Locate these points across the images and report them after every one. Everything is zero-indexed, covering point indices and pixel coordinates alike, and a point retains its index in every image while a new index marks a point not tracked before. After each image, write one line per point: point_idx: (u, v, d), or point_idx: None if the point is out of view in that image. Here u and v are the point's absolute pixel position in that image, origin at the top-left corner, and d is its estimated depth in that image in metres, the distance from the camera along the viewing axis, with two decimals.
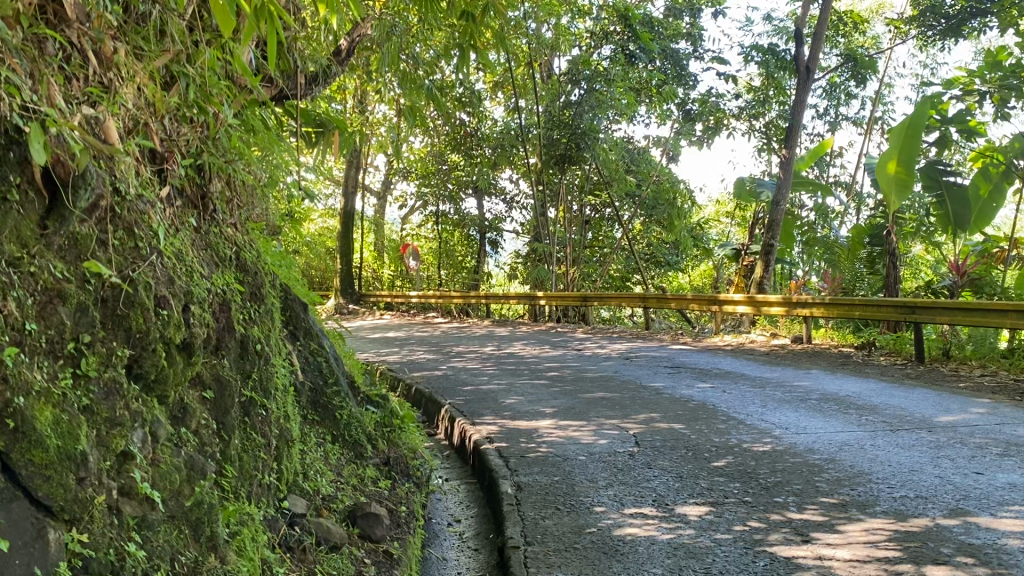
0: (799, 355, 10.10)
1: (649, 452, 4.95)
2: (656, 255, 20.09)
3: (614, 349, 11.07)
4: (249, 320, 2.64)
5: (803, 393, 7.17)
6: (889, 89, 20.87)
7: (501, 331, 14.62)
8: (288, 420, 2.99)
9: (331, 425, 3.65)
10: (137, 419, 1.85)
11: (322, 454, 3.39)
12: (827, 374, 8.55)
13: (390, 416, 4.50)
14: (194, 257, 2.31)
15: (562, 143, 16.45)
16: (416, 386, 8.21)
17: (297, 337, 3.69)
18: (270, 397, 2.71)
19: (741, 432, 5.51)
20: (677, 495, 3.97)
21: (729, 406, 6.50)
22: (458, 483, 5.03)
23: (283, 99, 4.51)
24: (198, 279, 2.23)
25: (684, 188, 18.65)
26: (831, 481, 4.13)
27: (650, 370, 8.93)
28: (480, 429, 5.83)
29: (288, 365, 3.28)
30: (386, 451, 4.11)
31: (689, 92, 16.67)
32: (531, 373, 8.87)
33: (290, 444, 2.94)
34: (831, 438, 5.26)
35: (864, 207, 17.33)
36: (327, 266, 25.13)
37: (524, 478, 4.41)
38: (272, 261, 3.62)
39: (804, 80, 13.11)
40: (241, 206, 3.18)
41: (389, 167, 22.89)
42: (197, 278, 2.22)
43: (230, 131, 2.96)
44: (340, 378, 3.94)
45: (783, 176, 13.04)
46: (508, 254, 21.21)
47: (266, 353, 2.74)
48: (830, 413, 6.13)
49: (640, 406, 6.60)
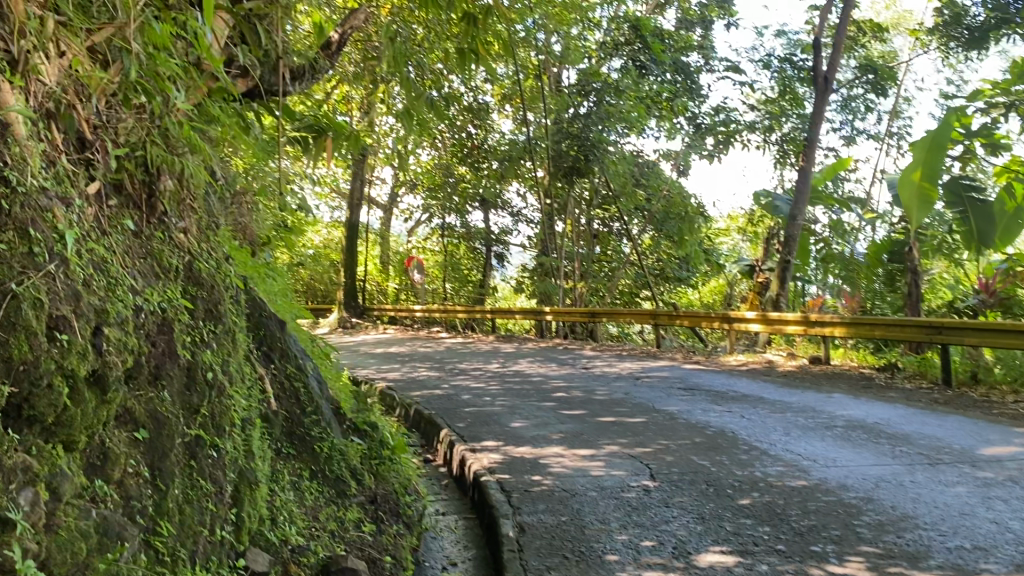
0: (818, 378, 9.62)
1: (665, 488, 4.49)
2: (666, 270, 19.66)
3: (624, 368, 10.61)
4: (202, 344, 2.22)
5: (827, 419, 6.71)
6: (908, 104, 20.45)
7: (507, 348, 14.15)
8: (252, 458, 2.58)
9: (309, 459, 3.24)
10: (20, 475, 1.41)
11: (295, 496, 2.97)
12: (851, 398, 8.08)
13: (378, 446, 4.06)
14: (123, 266, 1.89)
15: (570, 154, 15.99)
16: (415, 408, 7.77)
17: (272, 358, 3.26)
18: (228, 435, 2.30)
19: (765, 464, 5.06)
20: (700, 542, 3.51)
21: (750, 434, 6.05)
22: (455, 520, 4.59)
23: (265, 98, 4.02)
24: (121, 292, 1.81)
25: (695, 203, 18.25)
26: (872, 527, 3.66)
27: (662, 391, 8.49)
28: (481, 458, 5.39)
29: (257, 394, 2.87)
30: (374, 488, 3.66)
31: (701, 106, 16.30)
32: (537, 394, 8.43)
33: (253, 489, 2.53)
34: (865, 473, 4.80)
35: (881, 224, 16.87)
36: (331, 279, 24.74)
37: (527, 517, 3.96)
38: (243, 275, 3.19)
39: (821, 93, 12.68)
40: (203, 209, 2.74)
41: (394, 179, 22.54)
42: (120, 293, 1.81)
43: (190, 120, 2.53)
44: (321, 407, 3.51)
45: (800, 189, 12.62)
46: (515, 267, 20.76)
47: (223, 382, 2.32)
48: (860, 443, 5.67)
49: (654, 433, 6.15)
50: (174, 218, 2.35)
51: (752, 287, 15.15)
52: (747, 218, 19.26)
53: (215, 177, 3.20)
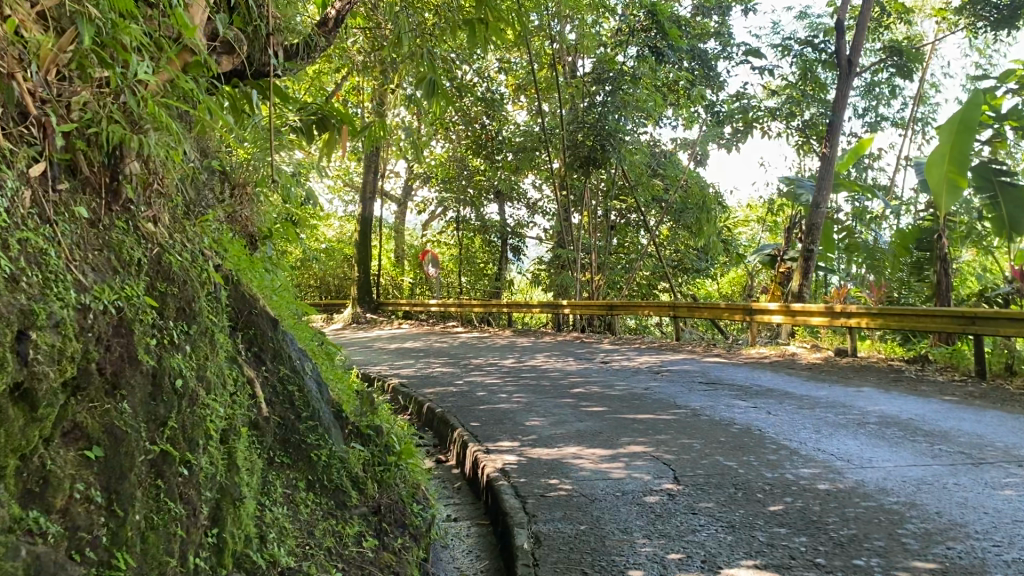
0: (846, 370, 9.28)
1: (690, 492, 4.21)
2: (685, 262, 19.27)
3: (642, 362, 10.31)
4: (172, 347, 1.96)
5: (859, 415, 6.39)
6: (933, 89, 19.94)
7: (523, 342, 13.86)
8: (236, 472, 2.33)
9: (305, 468, 2.99)
10: None
11: (289, 510, 2.73)
12: (882, 392, 7.74)
13: (383, 452, 3.79)
14: (60, 261, 1.64)
15: (585, 144, 15.58)
16: (429, 405, 7.53)
17: (263, 360, 3.01)
18: (206, 450, 2.03)
19: (796, 465, 4.76)
20: (730, 555, 3.24)
21: (778, 431, 5.76)
22: (467, 527, 4.33)
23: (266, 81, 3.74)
24: (50, 290, 1.56)
25: (714, 192, 17.87)
26: (919, 537, 3.37)
27: (683, 386, 8.19)
28: (495, 460, 5.13)
29: (243, 401, 2.62)
30: (377, 497, 3.41)
31: (718, 93, 15.91)
32: (555, 390, 8.16)
33: (237, 506, 2.28)
34: (903, 474, 4.49)
35: (905, 212, 16.47)
36: (345, 274, 24.55)
37: (544, 527, 3.69)
38: (227, 270, 2.94)
39: (844, 77, 12.29)
40: (179, 196, 2.48)
41: (408, 173, 22.29)
42: (52, 290, 1.56)
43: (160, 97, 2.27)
44: (319, 411, 3.26)
45: (824, 176, 12.24)
46: (531, 260, 20.48)
47: (200, 388, 2.06)
48: (896, 441, 5.36)
49: (677, 431, 5.87)
50: (144, 205, 2.09)
51: (774, 277, 14.82)
52: (767, 208, 18.88)
53: (194, 162, 2.93)
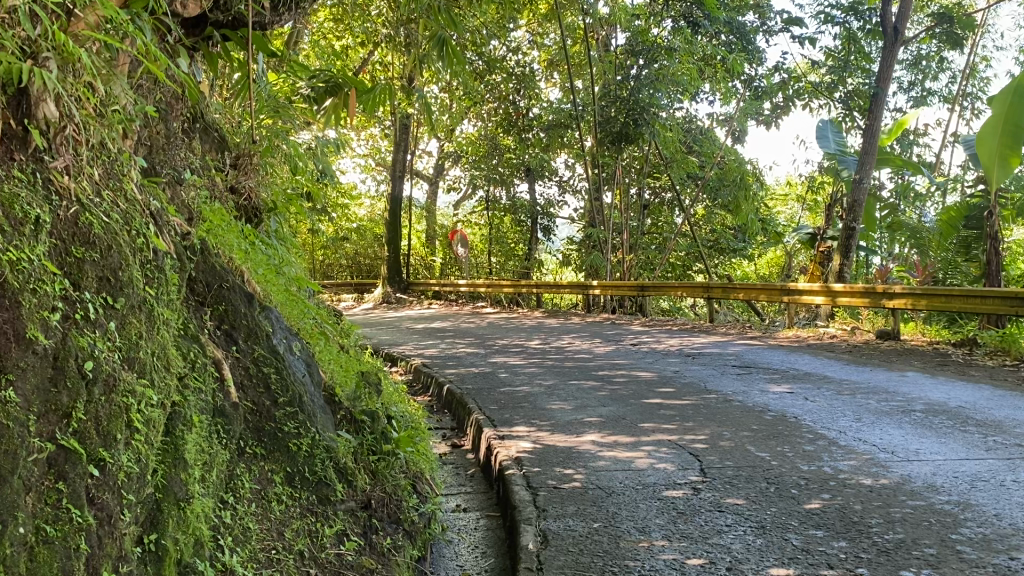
0: (888, 354, 8.79)
1: (717, 486, 3.85)
2: (721, 242, 18.66)
3: (673, 344, 9.91)
4: (86, 321, 1.67)
5: (903, 402, 5.95)
6: (985, 63, 19.06)
7: (552, 324, 13.51)
8: (181, 468, 2.03)
9: (283, 460, 2.68)
10: None
11: (257, 509, 2.42)
12: (927, 377, 7.26)
13: (378, 440, 3.46)
14: None
15: (617, 120, 14.99)
16: (448, 388, 7.24)
17: (234, 339, 2.70)
18: (130, 445, 1.72)
19: (834, 458, 4.36)
20: (758, 562, 2.88)
21: (815, 420, 5.35)
22: (475, 519, 4.01)
23: (259, 26, 3.45)
24: None
25: (752, 168, 17.34)
26: (975, 545, 2.97)
27: (716, 369, 7.79)
28: (509, 448, 4.80)
29: (202, 387, 2.32)
30: (368, 490, 3.09)
31: (757, 68, 15.43)
32: (581, 373, 7.81)
33: (183, 508, 1.98)
34: (955, 469, 4.07)
35: (953, 187, 15.73)
36: (375, 254, 24.35)
37: (552, 525, 3.37)
38: (186, 235, 2.63)
39: (890, 46, 11.64)
40: (117, 148, 2.17)
41: (440, 151, 21.97)
42: None
43: (82, 42, 1.99)
44: (302, 396, 2.94)
45: (868, 149, 11.64)
46: (562, 241, 20.10)
47: (126, 370, 1.76)
48: (945, 431, 4.93)
49: (707, 418, 5.49)
50: (60, 152, 1.80)
51: (814, 258, 14.26)
52: (806, 186, 18.24)
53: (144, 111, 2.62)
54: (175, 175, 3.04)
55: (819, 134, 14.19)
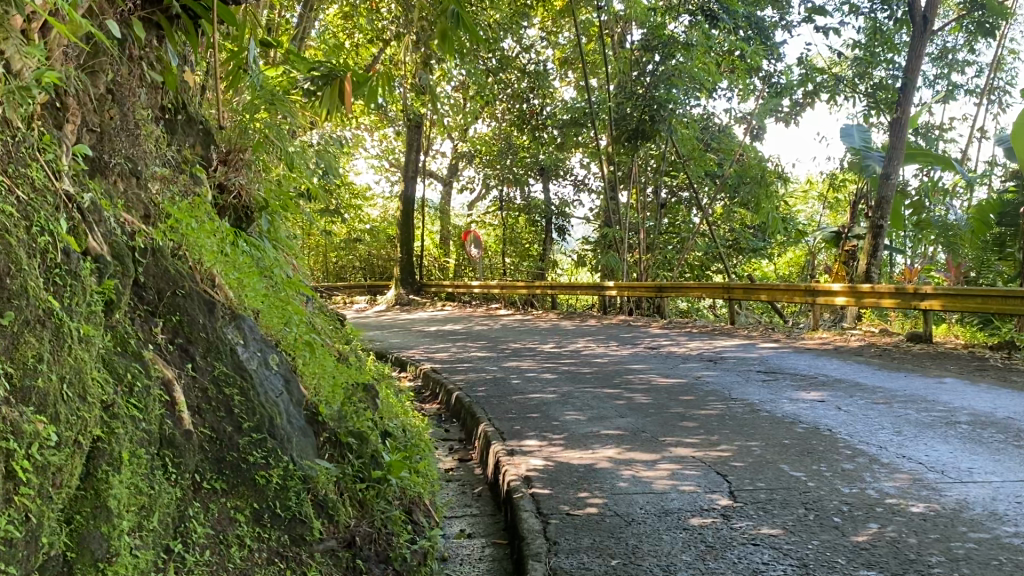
0: (920, 358, 8.31)
1: (751, 513, 3.43)
2: (740, 242, 18.21)
3: (694, 347, 9.46)
4: None
5: (946, 413, 5.48)
6: (1014, 56, 18.42)
7: (567, 326, 13.09)
8: (104, 519, 1.65)
9: (249, 494, 2.29)
10: None
11: (214, 559, 2.03)
12: (967, 384, 6.77)
13: (366, 467, 3.08)
14: None
15: (634, 116, 14.47)
16: (455, 395, 6.85)
17: (190, 354, 2.33)
18: (11, 502, 1.35)
19: (878, 478, 3.92)
20: None
21: (852, 433, 4.92)
22: (479, 548, 3.61)
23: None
24: None
25: (772, 166, 16.81)
26: None
27: (739, 375, 7.36)
28: (519, 465, 4.39)
29: (144, 412, 1.94)
30: (352, 527, 2.69)
31: (775, 64, 14.94)
32: (596, 379, 7.41)
33: (103, 570, 1.59)
34: (1016, 493, 3.63)
35: (982, 182, 15.11)
36: (388, 255, 24.02)
37: (564, 563, 2.97)
38: (129, 234, 2.27)
39: (919, 34, 11.11)
40: (26, 126, 1.82)
41: (452, 150, 21.60)
42: None
43: None
44: (274, 419, 2.56)
45: (896, 142, 11.11)
46: (576, 241, 19.67)
47: (11, 404, 1.40)
48: (997, 448, 4.48)
49: (734, 431, 5.06)
50: None
51: (839, 258, 13.71)
52: (829, 183, 17.66)
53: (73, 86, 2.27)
54: (138, 166, 2.70)
55: (841, 131, 13.67)
